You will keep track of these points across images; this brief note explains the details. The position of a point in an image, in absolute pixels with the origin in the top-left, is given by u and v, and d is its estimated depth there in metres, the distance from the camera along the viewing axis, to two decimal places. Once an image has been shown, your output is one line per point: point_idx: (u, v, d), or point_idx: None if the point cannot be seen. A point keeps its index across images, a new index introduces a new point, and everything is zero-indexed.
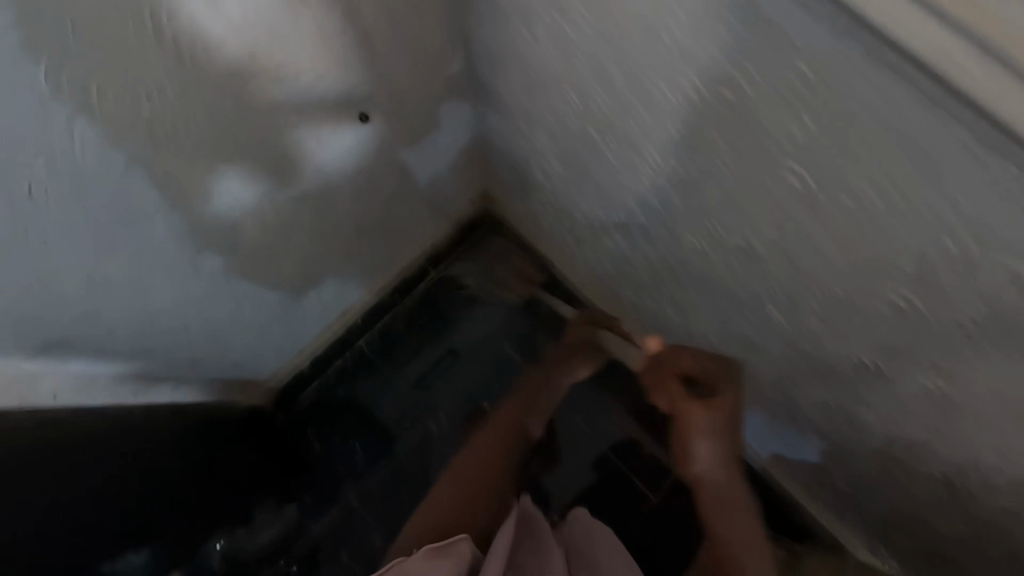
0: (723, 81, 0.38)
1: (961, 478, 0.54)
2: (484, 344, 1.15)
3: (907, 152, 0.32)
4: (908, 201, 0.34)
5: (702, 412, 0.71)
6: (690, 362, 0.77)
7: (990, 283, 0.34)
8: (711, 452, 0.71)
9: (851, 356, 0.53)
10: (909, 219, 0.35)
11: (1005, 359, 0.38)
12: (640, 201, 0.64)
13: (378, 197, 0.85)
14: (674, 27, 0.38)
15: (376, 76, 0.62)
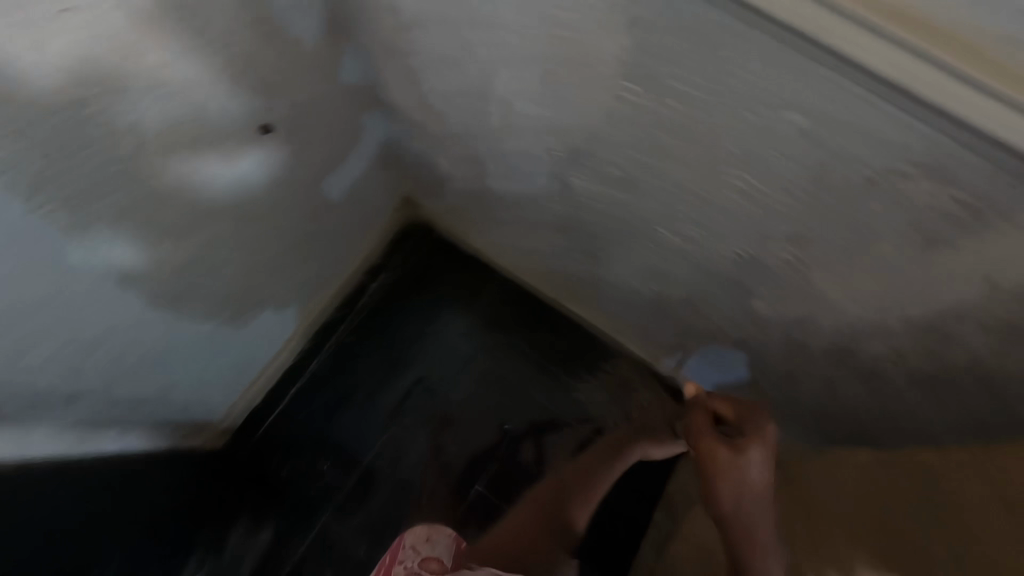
0: (577, 56, 0.48)
1: (845, 340, 0.62)
2: (449, 352, 1.19)
3: (726, 83, 0.41)
4: (710, 88, 0.42)
5: (728, 453, 0.59)
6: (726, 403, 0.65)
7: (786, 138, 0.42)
8: (755, 476, 0.58)
9: (728, 269, 0.64)
10: (737, 137, 0.45)
11: (825, 205, 0.46)
12: (534, 159, 0.71)
13: (299, 211, 0.88)
14: (535, 22, 0.48)
15: (270, 86, 0.67)
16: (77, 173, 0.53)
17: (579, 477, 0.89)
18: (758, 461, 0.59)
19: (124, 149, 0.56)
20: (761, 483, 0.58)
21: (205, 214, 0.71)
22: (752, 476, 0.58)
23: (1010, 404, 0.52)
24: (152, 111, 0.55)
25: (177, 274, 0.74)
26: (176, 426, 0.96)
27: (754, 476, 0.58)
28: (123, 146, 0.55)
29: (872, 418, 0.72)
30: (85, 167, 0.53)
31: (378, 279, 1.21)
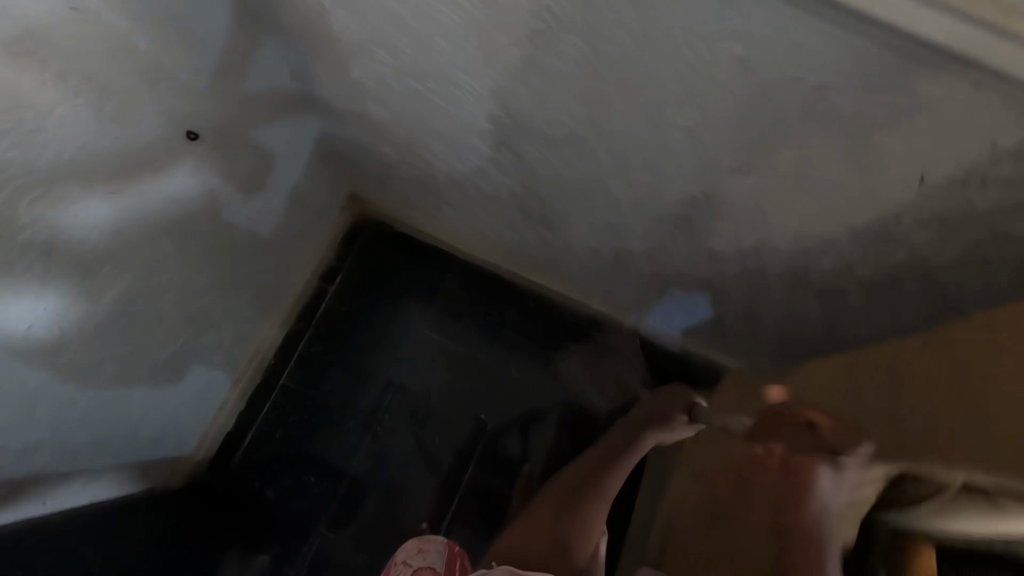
0: (508, 15, 0.48)
1: (798, 260, 0.66)
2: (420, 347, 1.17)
3: (657, 22, 0.42)
4: (645, 30, 0.43)
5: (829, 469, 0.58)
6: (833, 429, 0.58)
7: (724, 70, 0.44)
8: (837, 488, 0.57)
9: (679, 211, 0.67)
10: (674, 77, 0.47)
11: (768, 130, 0.48)
12: (479, 132, 0.71)
13: (242, 222, 0.84)
14: None
15: (190, 88, 0.63)
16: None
17: (583, 479, 0.76)
18: (848, 480, 0.57)
19: (43, 170, 0.51)
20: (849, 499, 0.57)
21: (144, 235, 0.66)
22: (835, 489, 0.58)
23: (943, 288, 0.58)
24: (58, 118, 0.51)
25: (126, 305, 0.69)
26: (146, 466, 0.91)
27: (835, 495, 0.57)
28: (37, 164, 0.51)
29: (825, 329, 0.78)
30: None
31: (335, 284, 1.19)
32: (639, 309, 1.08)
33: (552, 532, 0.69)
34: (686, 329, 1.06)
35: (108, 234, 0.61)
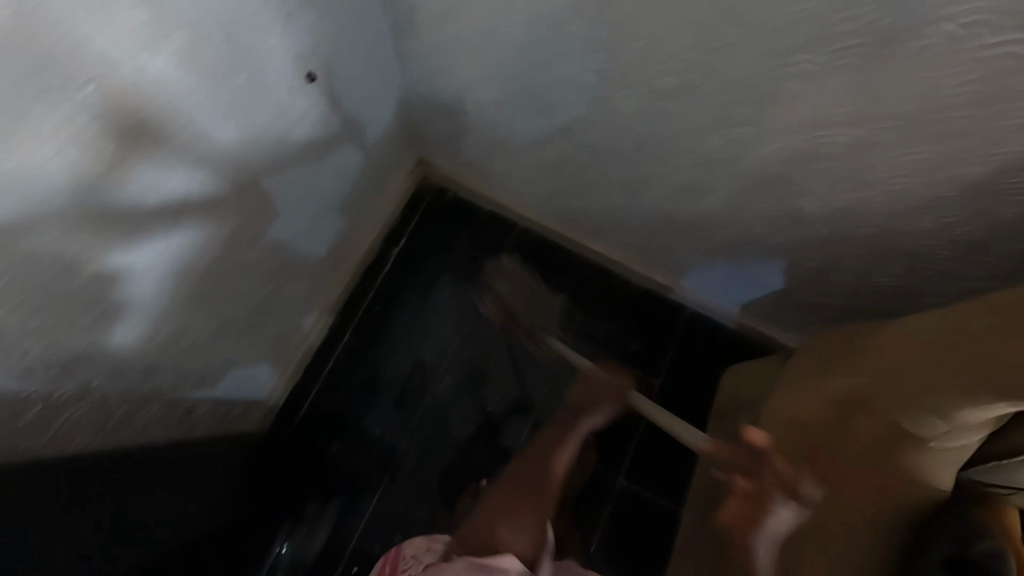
0: None
1: (894, 220, 0.66)
2: (468, 313, 1.17)
3: None
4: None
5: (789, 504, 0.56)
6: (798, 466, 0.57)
7: (870, 5, 0.46)
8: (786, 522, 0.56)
9: (772, 171, 0.68)
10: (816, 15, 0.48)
11: (902, 70, 0.49)
12: (575, 87, 0.73)
13: (329, 175, 0.87)
14: None
15: (313, 33, 0.67)
16: (120, 178, 0.51)
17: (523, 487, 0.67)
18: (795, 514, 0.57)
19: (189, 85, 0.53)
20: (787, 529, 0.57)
21: (256, 171, 0.69)
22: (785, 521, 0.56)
23: None
24: (162, 187, 0.56)
25: (231, 241, 0.71)
26: (229, 406, 0.93)
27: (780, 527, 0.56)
28: (163, 151, 0.54)
29: (901, 299, 0.79)
30: (138, 182, 0.53)
31: (397, 247, 1.20)
32: (685, 277, 1.10)
33: (522, 526, 0.63)
34: (746, 302, 1.07)
35: (229, 165, 0.63)
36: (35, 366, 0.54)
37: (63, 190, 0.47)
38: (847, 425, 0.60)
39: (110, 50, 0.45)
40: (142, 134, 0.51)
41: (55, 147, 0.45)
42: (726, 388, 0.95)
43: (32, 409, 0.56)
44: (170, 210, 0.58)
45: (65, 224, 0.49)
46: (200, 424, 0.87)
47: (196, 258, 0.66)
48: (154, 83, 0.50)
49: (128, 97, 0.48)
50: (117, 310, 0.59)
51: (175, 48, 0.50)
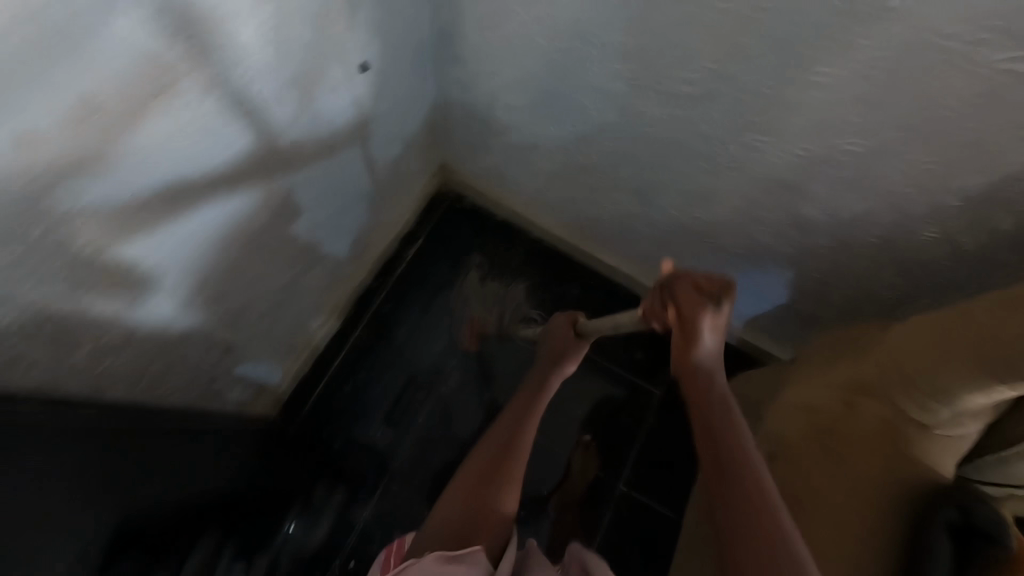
0: None
1: (896, 228, 0.72)
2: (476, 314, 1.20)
3: None
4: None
5: (712, 315, 0.63)
6: (711, 277, 0.65)
7: (894, 27, 0.51)
8: (713, 343, 0.63)
9: (789, 179, 0.74)
10: (845, 35, 0.54)
11: (912, 82, 0.55)
12: (605, 95, 0.78)
13: (363, 164, 0.91)
14: None
15: (370, 25, 0.71)
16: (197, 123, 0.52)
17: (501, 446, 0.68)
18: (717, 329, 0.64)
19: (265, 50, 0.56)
20: (715, 353, 0.64)
21: (304, 146, 0.72)
22: (711, 342, 0.64)
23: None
24: (225, 139, 0.57)
25: (272, 213, 0.74)
26: (243, 387, 0.93)
27: (710, 339, 0.63)
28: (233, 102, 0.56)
29: (900, 307, 0.84)
30: (210, 136, 0.55)
31: (412, 248, 1.23)
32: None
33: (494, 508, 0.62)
34: (748, 319, 1.10)
35: (282, 137, 0.67)
36: (88, 310, 0.54)
37: (154, 136, 0.49)
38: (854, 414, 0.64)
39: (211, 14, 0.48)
40: (222, 94, 0.54)
41: (144, 93, 0.46)
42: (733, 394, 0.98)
43: (79, 351, 0.56)
44: (227, 169, 0.60)
45: (149, 167, 0.50)
46: (216, 400, 0.87)
47: (240, 223, 0.68)
48: (242, 51, 0.53)
49: (215, 58, 0.51)
50: (166, 264, 0.60)
51: (265, 20, 0.54)
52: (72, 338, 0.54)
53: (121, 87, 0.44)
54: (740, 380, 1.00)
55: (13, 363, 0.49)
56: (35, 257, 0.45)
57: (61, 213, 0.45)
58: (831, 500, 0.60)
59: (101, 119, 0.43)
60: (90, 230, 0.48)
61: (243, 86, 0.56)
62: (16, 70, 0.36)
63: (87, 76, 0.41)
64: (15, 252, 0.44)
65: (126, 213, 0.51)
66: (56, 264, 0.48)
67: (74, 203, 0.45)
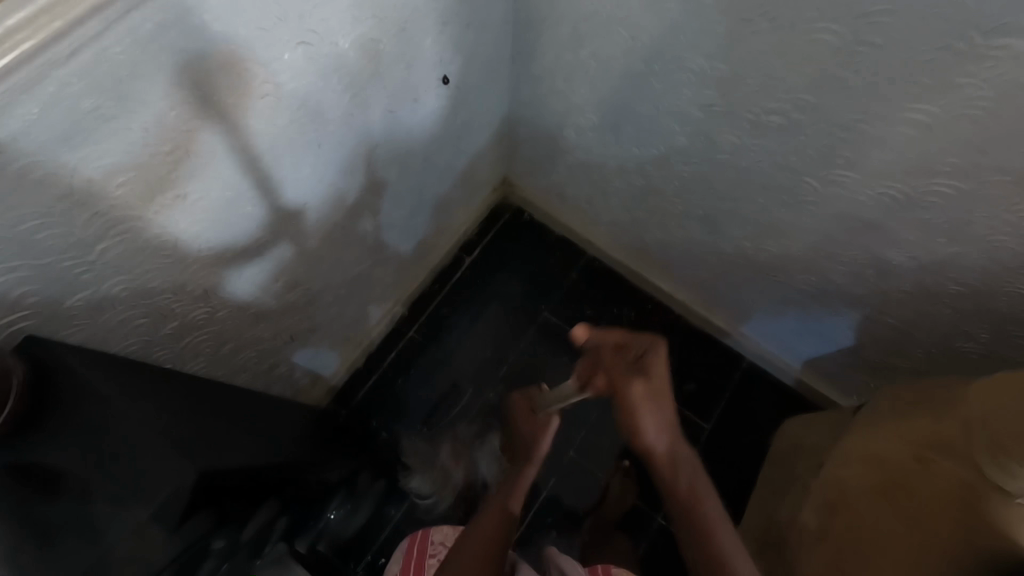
0: (787, 9, 0.56)
1: (988, 278, 0.68)
2: (525, 327, 1.20)
3: (944, 21, 0.49)
4: (927, 15, 0.50)
5: (642, 385, 0.59)
6: (628, 340, 0.62)
7: (994, 66, 0.50)
8: (655, 421, 0.59)
9: (868, 217, 0.71)
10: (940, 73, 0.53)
11: (1018, 123, 0.52)
12: (678, 119, 0.78)
13: (435, 171, 0.95)
14: None
15: (455, 42, 0.75)
16: (291, 115, 0.56)
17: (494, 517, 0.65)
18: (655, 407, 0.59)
19: (361, 58, 0.60)
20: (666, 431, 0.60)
21: (383, 152, 0.76)
22: (655, 421, 0.59)
23: None
24: (315, 138, 0.61)
25: (347, 214, 0.78)
26: (300, 374, 0.98)
27: (647, 421, 0.59)
28: (328, 107, 0.60)
29: (984, 362, 0.78)
30: (305, 134, 0.59)
31: (469, 255, 1.25)
32: (750, 324, 1.08)
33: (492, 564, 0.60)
34: (809, 361, 1.05)
35: (365, 144, 0.71)
36: (185, 285, 0.59)
37: (254, 132, 0.53)
38: (924, 470, 0.59)
39: (319, 24, 0.52)
40: (320, 98, 0.58)
41: (243, 83, 0.49)
42: (795, 435, 0.93)
43: (170, 324, 0.61)
44: (315, 165, 0.64)
45: (249, 159, 0.55)
46: (277, 381, 0.91)
47: (319, 218, 0.72)
48: (338, 58, 0.57)
49: (318, 66, 0.55)
50: (259, 247, 0.65)
51: (362, 31, 0.58)
52: (170, 309, 0.59)
53: (224, 76, 0.47)
54: (807, 420, 0.93)
55: (117, 327, 0.55)
56: (147, 234, 0.50)
57: (174, 196, 0.50)
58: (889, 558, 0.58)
59: (208, 107, 0.47)
60: (195, 216, 0.54)
61: (336, 93, 0.60)
62: (139, 58, 0.40)
63: (202, 75, 0.45)
64: (135, 228, 0.49)
65: (225, 202, 0.56)
66: (162, 240, 0.52)
67: (184, 188, 0.51)
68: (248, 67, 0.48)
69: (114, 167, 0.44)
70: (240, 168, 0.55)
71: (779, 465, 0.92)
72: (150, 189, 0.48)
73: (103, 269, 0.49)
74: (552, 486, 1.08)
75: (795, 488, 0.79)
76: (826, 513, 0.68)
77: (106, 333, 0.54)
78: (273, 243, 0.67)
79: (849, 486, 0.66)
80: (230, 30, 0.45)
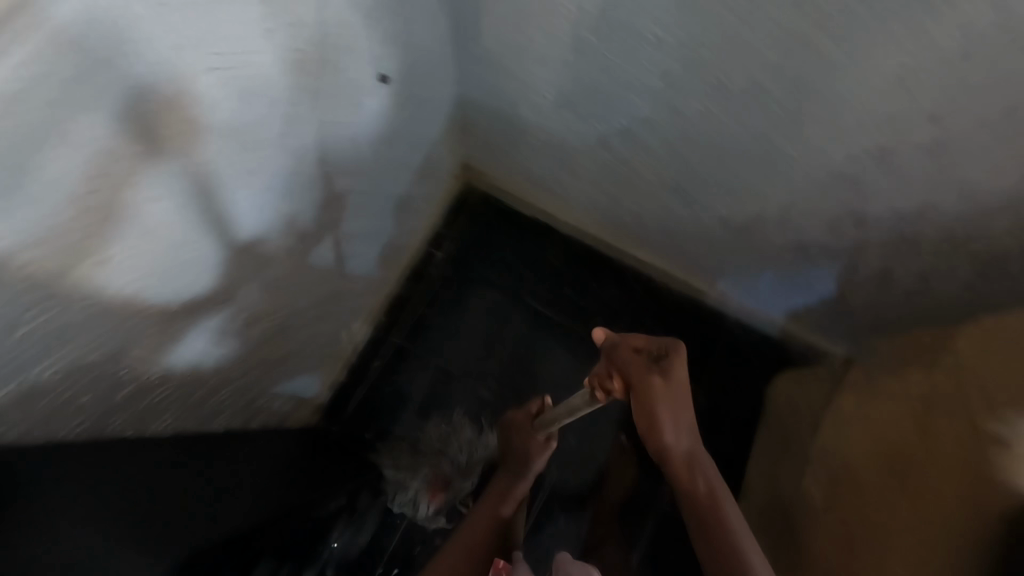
0: None
1: (966, 219, 0.67)
2: (509, 316, 1.17)
3: None
4: None
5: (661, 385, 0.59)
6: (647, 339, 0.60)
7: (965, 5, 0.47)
8: (677, 434, 0.64)
9: (844, 172, 0.69)
10: (910, 18, 0.50)
11: (996, 63, 0.50)
12: (641, 90, 0.73)
13: (390, 174, 0.89)
14: None
15: (388, 37, 0.69)
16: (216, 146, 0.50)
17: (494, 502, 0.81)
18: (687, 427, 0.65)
19: (286, 74, 0.54)
20: (687, 439, 0.66)
21: (330, 167, 0.71)
22: (679, 433, 0.65)
23: None
24: (251, 167, 0.56)
25: (301, 238, 0.73)
26: (283, 403, 0.94)
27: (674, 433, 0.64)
28: (257, 134, 0.54)
29: (966, 298, 0.78)
30: (235, 169, 0.54)
31: (441, 250, 1.21)
32: (733, 286, 1.07)
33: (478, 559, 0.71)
34: (793, 314, 1.05)
35: (309, 164, 0.65)
36: (130, 349, 0.54)
37: (173, 181, 0.48)
38: (930, 436, 0.61)
39: (229, 47, 0.46)
40: (245, 128, 0.53)
41: (142, 125, 0.43)
42: (793, 395, 0.92)
43: (122, 391, 0.56)
44: (253, 195, 0.59)
45: (174, 207, 0.49)
46: (260, 415, 0.87)
47: (269, 246, 0.67)
48: (259, 80, 0.51)
49: (236, 92, 0.49)
50: (206, 292, 0.60)
51: (282, 44, 0.52)
52: (117, 375, 0.54)
53: (113, 128, 0.40)
54: (807, 377, 0.93)
55: (62, 408, 0.50)
56: (75, 305, 0.45)
57: (94, 261, 0.44)
58: (903, 531, 0.60)
59: (104, 162, 0.41)
60: (122, 277, 0.48)
61: (260, 116, 0.54)
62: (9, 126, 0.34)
63: (92, 128, 0.39)
64: (59, 304, 0.44)
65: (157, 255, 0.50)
66: (92, 307, 0.47)
67: (103, 250, 0.45)
68: (145, 103, 0.42)
69: (10, 249, 0.38)
70: (165, 218, 0.49)
71: (774, 427, 0.93)
72: (58, 263, 0.41)
73: (29, 355, 0.44)
74: (556, 472, 1.07)
75: (805, 457, 0.80)
76: (830, 486, 0.70)
77: (50, 415, 0.49)
78: (224, 284, 0.62)
79: (854, 459, 0.69)
80: (118, 72, 0.39)
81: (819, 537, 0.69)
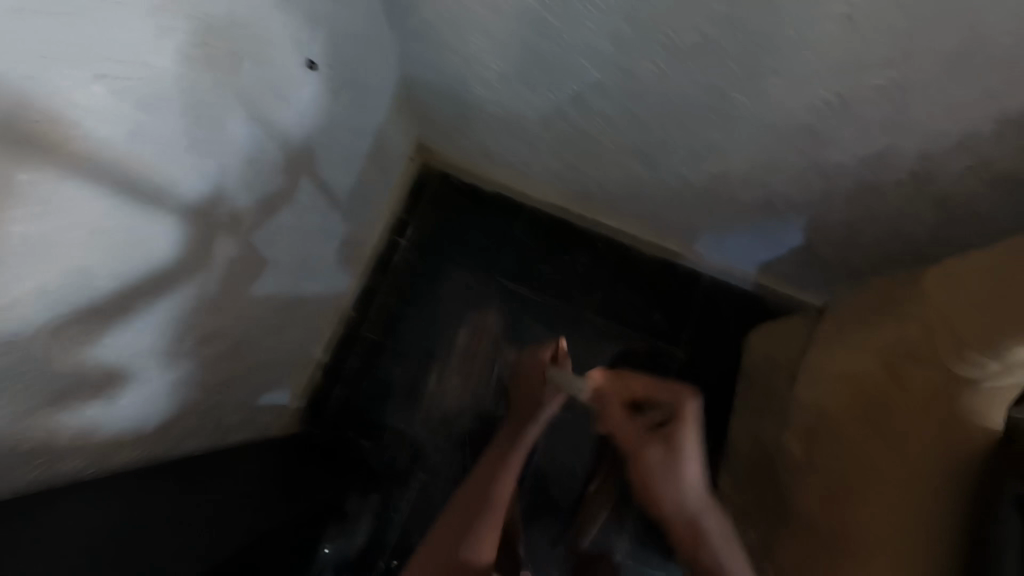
0: None
1: (927, 160, 0.66)
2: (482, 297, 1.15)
3: None
4: None
5: (659, 452, 0.71)
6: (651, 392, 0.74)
7: None
8: (676, 493, 0.69)
9: (804, 123, 0.66)
10: None
11: None
12: (588, 54, 0.69)
13: (338, 164, 0.85)
14: None
15: (309, 18, 0.63)
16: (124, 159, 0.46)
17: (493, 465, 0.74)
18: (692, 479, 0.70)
19: (193, 70, 0.49)
20: (692, 505, 0.69)
21: (266, 166, 0.66)
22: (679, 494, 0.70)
23: None
24: (170, 178, 0.51)
25: (246, 244, 0.68)
26: (256, 414, 0.91)
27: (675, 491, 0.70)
28: (169, 140, 0.49)
29: (931, 237, 0.78)
30: (152, 182, 0.49)
31: (404, 236, 1.17)
32: (703, 245, 1.05)
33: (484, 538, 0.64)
34: (765, 267, 1.05)
35: (241, 166, 0.61)
36: (67, 391, 0.50)
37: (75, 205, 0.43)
38: (899, 374, 0.62)
39: (116, 48, 0.41)
40: (154, 135, 0.48)
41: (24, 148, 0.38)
42: (769, 347, 0.93)
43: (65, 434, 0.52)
44: (179, 208, 0.54)
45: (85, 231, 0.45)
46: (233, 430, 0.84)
47: (212, 259, 0.63)
48: (159, 80, 0.46)
49: (134, 97, 0.44)
50: (145, 317, 0.56)
51: (180, 39, 0.46)
52: (57, 419, 0.51)
53: None
54: (780, 327, 0.94)
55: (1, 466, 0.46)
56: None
57: None
58: (885, 471, 0.60)
59: None
60: (37, 317, 0.43)
61: (169, 121, 0.49)
62: None
63: None
64: None
65: (75, 288, 0.46)
66: (9, 353, 0.43)
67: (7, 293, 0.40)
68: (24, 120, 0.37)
69: None
70: (78, 246, 0.45)
71: (754, 381, 0.94)
72: None
73: None
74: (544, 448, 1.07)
75: (783, 408, 0.81)
76: (807, 436, 0.71)
77: None
78: (164, 306, 0.58)
79: (827, 403, 0.69)
80: None
81: (804, 495, 0.68)
